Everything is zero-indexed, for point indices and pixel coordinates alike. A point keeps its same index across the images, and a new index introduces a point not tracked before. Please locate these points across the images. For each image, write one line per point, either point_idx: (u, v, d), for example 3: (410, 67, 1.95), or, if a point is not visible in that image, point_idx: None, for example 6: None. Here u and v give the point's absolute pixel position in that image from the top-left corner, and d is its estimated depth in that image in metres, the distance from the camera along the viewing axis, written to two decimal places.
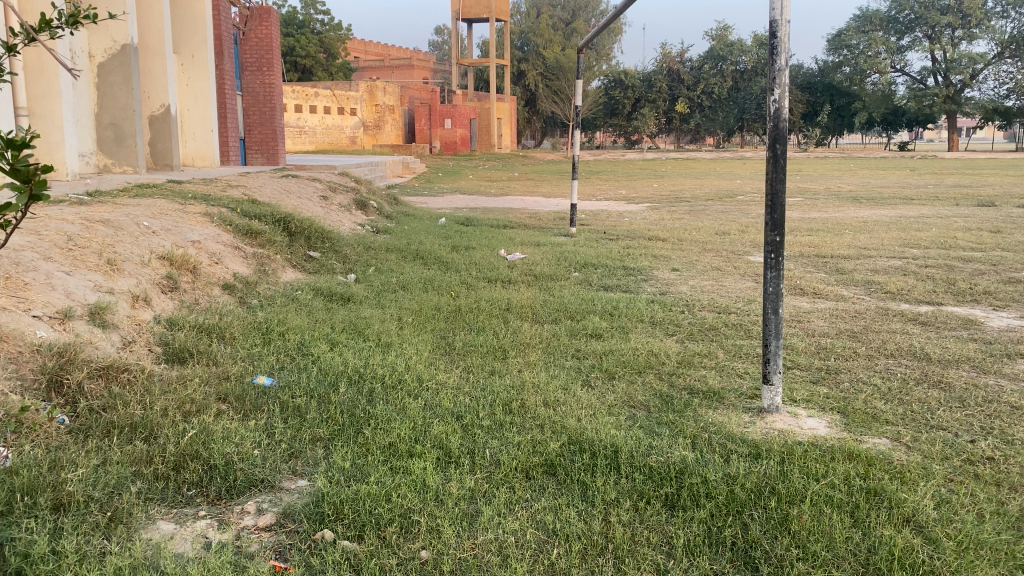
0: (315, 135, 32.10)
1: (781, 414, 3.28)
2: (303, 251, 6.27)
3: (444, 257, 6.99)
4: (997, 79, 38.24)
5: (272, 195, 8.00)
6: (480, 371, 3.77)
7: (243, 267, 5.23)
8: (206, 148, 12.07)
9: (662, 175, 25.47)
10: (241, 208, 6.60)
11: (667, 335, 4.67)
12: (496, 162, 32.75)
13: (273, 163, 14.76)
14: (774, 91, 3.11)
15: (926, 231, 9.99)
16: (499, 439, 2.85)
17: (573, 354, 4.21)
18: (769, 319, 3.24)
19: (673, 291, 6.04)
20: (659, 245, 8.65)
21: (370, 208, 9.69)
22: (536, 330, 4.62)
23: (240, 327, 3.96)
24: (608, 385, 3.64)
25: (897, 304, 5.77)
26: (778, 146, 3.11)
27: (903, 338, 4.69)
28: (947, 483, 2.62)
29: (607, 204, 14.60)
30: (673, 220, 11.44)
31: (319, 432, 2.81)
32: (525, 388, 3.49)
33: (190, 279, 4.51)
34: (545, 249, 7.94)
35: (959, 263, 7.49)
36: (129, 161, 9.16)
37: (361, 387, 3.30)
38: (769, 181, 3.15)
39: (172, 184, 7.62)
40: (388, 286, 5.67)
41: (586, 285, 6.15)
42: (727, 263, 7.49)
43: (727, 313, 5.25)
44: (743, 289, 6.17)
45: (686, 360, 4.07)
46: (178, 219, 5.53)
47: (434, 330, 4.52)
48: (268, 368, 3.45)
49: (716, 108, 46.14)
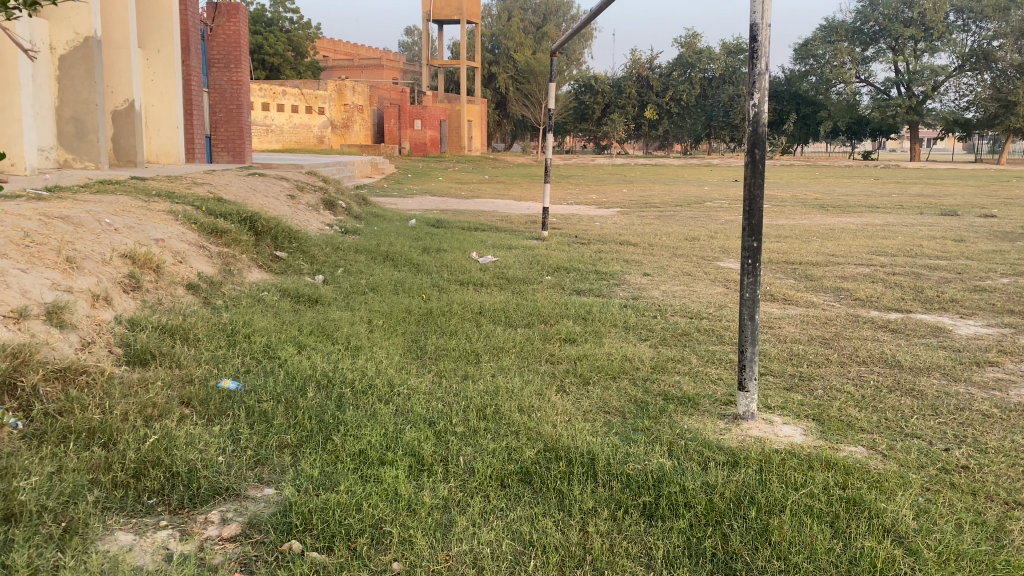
0: (283, 134, 31.71)
1: (756, 420, 3.25)
2: (269, 251, 6.14)
3: (415, 259, 6.90)
4: (957, 91, 39.04)
5: (239, 193, 7.85)
6: (453, 376, 3.69)
7: (208, 266, 5.10)
8: (171, 145, 11.83)
9: (632, 180, 25.58)
10: (207, 206, 6.45)
11: (640, 339, 4.63)
12: (466, 165, 32.67)
13: (239, 161, 14.54)
14: (754, 95, 3.09)
15: (893, 239, 10.12)
16: (473, 447, 2.78)
17: (546, 358, 4.15)
18: (746, 325, 3.20)
19: (645, 295, 6.03)
20: (630, 249, 8.65)
21: (339, 208, 9.57)
22: (509, 334, 4.56)
23: (205, 328, 3.84)
24: (582, 391, 3.59)
25: (867, 310, 5.81)
26: (756, 151, 3.08)
27: (874, 344, 4.71)
28: (924, 493, 2.61)
29: (578, 209, 14.61)
30: (644, 224, 11.47)
31: (286, 438, 2.72)
32: (499, 394, 3.42)
33: (153, 278, 4.37)
34: (517, 252, 7.89)
35: (925, 271, 7.58)
36: (91, 156, 8.94)
37: (330, 391, 3.21)
38: (748, 187, 3.11)
39: (136, 181, 7.44)
40: (357, 287, 5.57)
41: (559, 288, 6.10)
42: (698, 268, 7.50)
43: (699, 319, 5.23)
44: (714, 294, 6.17)
45: (660, 365, 4.03)
46: (141, 217, 5.38)
47: (405, 333, 4.44)
48: (233, 371, 3.34)
49: (684, 115, 46.57)
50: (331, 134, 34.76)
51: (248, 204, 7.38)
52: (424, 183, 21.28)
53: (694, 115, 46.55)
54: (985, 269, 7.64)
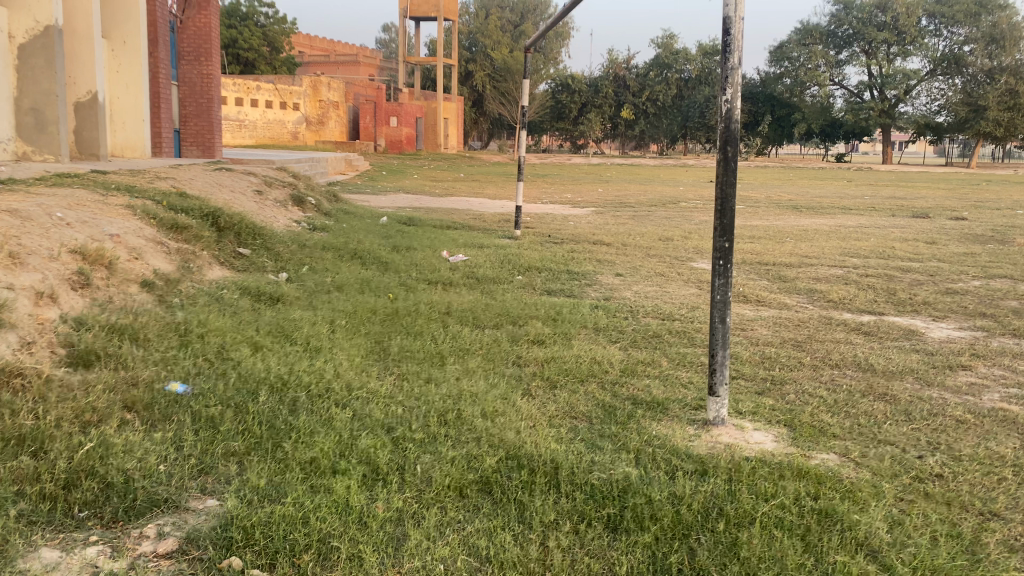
0: (256, 130, 31.29)
1: (726, 426, 3.15)
2: (232, 248, 5.96)
3: (383, 257, 6.75)
4: (929, 95, 39.51)
5: (203, 188, 7.64)
6: (415, 380, 3.56)
7: (166, 263, 4.91)
8: (136, 138, 11.55)
9: (608, 180, 25.54)
10: (168, 201, 6.25)
11: (611, 341, 4.53)
12: (441, 163, 32.49)
13: (209, 156, 14.28)
14: (726, 90, 2.99)
15: (865, 240, 10.12)
16: (432, 454, 2.66)
17: (513, 360, 4.04)
18: (716, 328, 3.10)
19: (617, 296, 5.92)
20: (604, 249, 8.56)
21: (308, 205, 9.39)
22: (476, 335, 4.43)
23: (156, 328, 3.67)
24: (549, 395, 3.48)
25: (840, 313, 5.75)
26: (729, 149, 2.98)
27: (846, 348, 4.65)
28: (898, 503, 2.52)
29: (553, 207, 14.51)
30: (618, 224, 11.39)
31: (233, 445, 2.57)
32: (462, 398, 3.30)
33: (106, 275, 4.18)
34: (488, 250, 7.77)
35: (898, 273, 7.55)
36: (51, 149, 8.71)
37: (284, 395, 3.06)
38: (719, 185, 3.01)
39: (95, 174, 7.21)
40: (321, 286, 5.41)
41: (529, 288, 5.99)
42: (671, 269, 7.42)
43: (671, 320, 5.14)
44: (687, 295, 6.09)
45: (630, 368, 3.93)
46: (97, 211, 5.18)
47: (368, 334, 4.30)
48: (183, 374, 3.18)
49: (660, 116, 46.72)
50: (305, 130, 34.39)
51: (213, 199, 7.19)
52: (398, 180, 21.09)
53: (670, 116, 46.71)
54: (958, 271, 7.63)
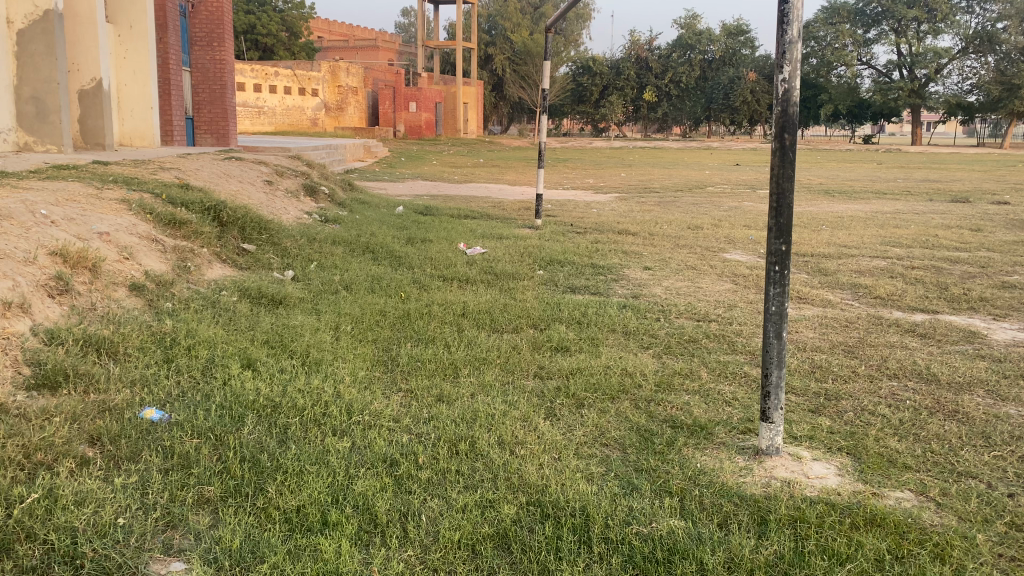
0: (275, 116, 30.91)
1: (781, 456, 2.74)
2: (234, 244, 5.60)
3: (397, 251, 6.37)
4: (960, 74, 38.52)
5: (209, 179, 7.29)
6: (425, 399, 3.18)
7: (159, 263, 4.56)
8: (145, 127, 11.24)
9: (631, 164, 25.01)
10: (168, 193, 5.90)
11: (641, 347, 4.12)
12: (460, 148, 32.12)
13: (223, 144, 13.96)
14: (783, 68, 2.55)
15: (906, 228, 9.59)
16: (440, 500, 2.27)
17: (534, 371, 3.65)
18: (770, 344, 2.69)
19: (647, 294, 5.50)
20: (629, 239, 8.12)
21: (320, 194, 9.03)
22: (494, 341, 4.05)
23: (137, 340, 3.30)
24: (575, 416, 3.08)
25: (890, 311, 5.29)
26: (786, 137, 2.55)
27: (903, 353, 4.20)
28: (997, 563, 2.10)
29: (574, 194, 14.06)
30: (643, 212, 10.94)
31: (206, 491, 2.19)
32: (478, 422, 2.91)
33: (89, 279, 3.82)
34: (507, 242, 7.37)
35: (947, 264, 7.06)
36: (53, 139, 8.40)
37: (273, 422, 2.68)
38: (775, 179, 2.59)
39: (96, 166, 6.89)
40: (328, 285, 5.03)
41: (551, 285, 5.58)
42: (702, 261, 6.97)
43: (707, 322, 4.71)
44: (722, 292, 5.65)
45: (666, 382, 3.53)
46: (88, 207, 4.83)
47: (375, 341, 3.93)
48: (162, 398, 2.81)
49: (683, 98, 45.91)
50: (324, 116, 34.11)
51: (219, 191, 6.84)
52: (417, 167, 20.68)
53: (693, 98, 45.90)
54: (1011, 262, 7.12)
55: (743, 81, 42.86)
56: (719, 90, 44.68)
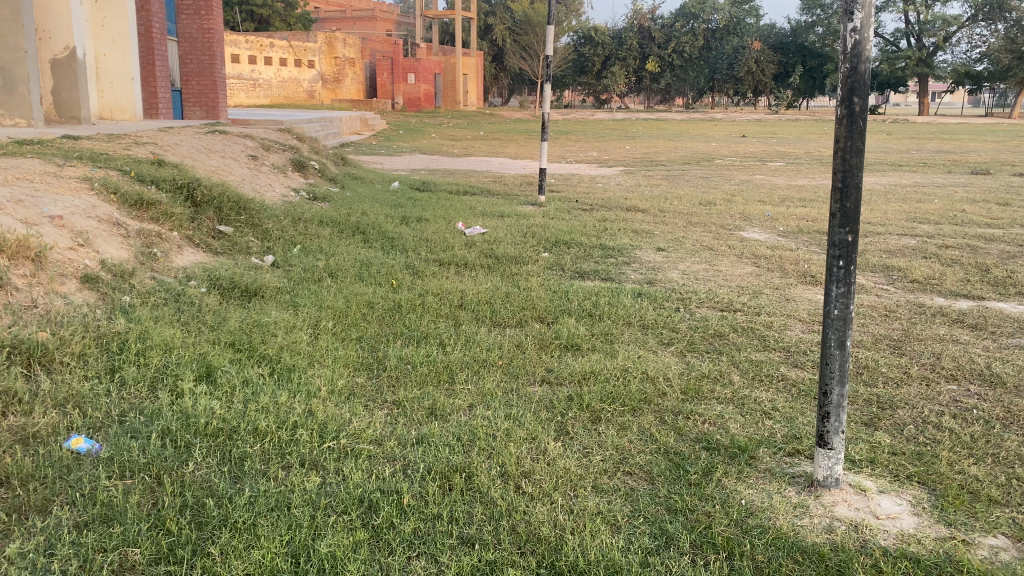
0: (271, 88, 30.09)
1: (842, 489, 2.28)
2: (210, 226, 5.11)
3: (390, 232, 5.88)
4: (969, 42, 37.75)
5: (188, 155, 6.78)
6: (414, 415, 2.72)
7: (120, 250, 4.06)
8: (126, 99, 10.73)
9: (635, 136, 24.42)
10: (138, 171, 5.40)
11: (661, 344, 3.64)
12: (460, 120, 31.47)
13: (212, 117, 13.40)
14: (854, 14, 2.03)
15: (930, 202, 9.08)
16: (428, 564, 1.81)
17: (542, 376, 3.17)
18: (831, 354, 2.21)
19: (663, 279, 5.01)
20: (639, 217, 7.63)
21: (310, 169, 8.51)
22: (494, 338, 3.57)
23: (78, 344, 2.81)
24: (591, 435, 2.61)
25: (931, 297, 4.80)
26: (856, 101, 2.05)
27: (956, 348, 3.72)
28: None
29: (578, 167, 13.54)
30: (651, 186, 10.45)
31: (131, 555, 1.73)
32: (475, 445, 2.45)
33: (30, 271, 3.32)
34: (508, 221, 6.87)
35: (982, 243, 6.56)
36: (21, 111, 7.91)
37: (228, 452, 2.22)
38: (840, 153, 2.10)
39: (65, 140, 6.38)
40: (311, 272, 4.55)
41: (556, 270, 5.10)
42: (719, 241, 6.48)
43: (732, 313, 4.23)
44: (745, 276, 5.17)
45: (693, 389, 3.06)
46: (41, 187, 4.34)
47: (359, 340, 3.45)
48: (97, 423, 2.33)
49: (686, 68, 45.09)
50: (321, 88, 33.40)
51: (197, 168, 6.33)
52: (414, 140, 20.12)
53: (696, 68, 45.16)
54: None
55: (747, 51, 42.04)
56: (723, 60, 43.84)
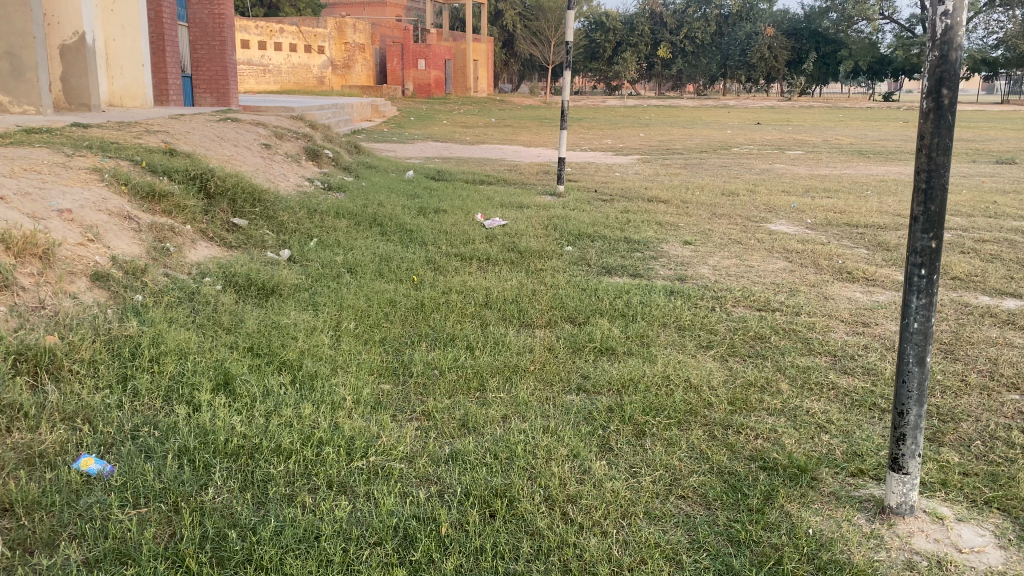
0: (280, 74, 29.86)
1: (917, 517, 2.09)
2: (224, 218, 4.93)
3: (408, 224, 5.69)
4: (987, 28, 37.21)
5: (200, 144, 6.61)
6: (446, 427, 2.54)
7: (131, 245, 3.88)
8: (137, 86, 10.55)
9: (649, 123, 24.14)
10: (149, 161, 5.22)
11: (701, 348, 3.45)
12: (471, 106, 31.22)
13: (224, 104, 13.21)
14: None
15: (959, 193, 8.84)
16: None
17: (578, 384, 2.98)
18: (908, 372, 2.01)
19: (693, 275, 4.81)
20: (662, 208, 7.43)
21: (324, 157, 8.33)
22: (524, 341, 3.38)
23: (88, 350, 2.64)
24: (637, 451, 2.43)
25: (976, 296, 4.59)
26: (944, 93, 1.85)
27: (1013, 353, 3.52)
28: None
29: (593, 155, 13.31)
30: (670, 175, 10.24)
31: None
32: (516, 463, 2.27)
33: (38, 270, 3.13)
34: (529, 212, 6.67)
35: (1019, 236, 6.33)
36: (30, 99, 7.74)
37: (251, 474, 2.04)
38: (925, 151, 1.90)
39: (75, 128, 6.21)
40: (330, 268, 4.37)
41: (583, 265, 4.91)
42: (747, 234, 6.27)
43: (771, 313, 4.03)
44: (779, 273, 4.97)
45: (741, 399, 2.87)
46: (49, 179, 4.16)
47: (383, 344, 3.27)
48: (108, 440, 2.16)
49: (698, 54, 44.65)
50: (331, 74, 33.16)
51: (210, 158, 6.15)
52: (426, 126, 19.91)
53: (709, 54, 44.72)
54: None
55: (760, 37, 41.57)
56: (736, 46, 43.38)
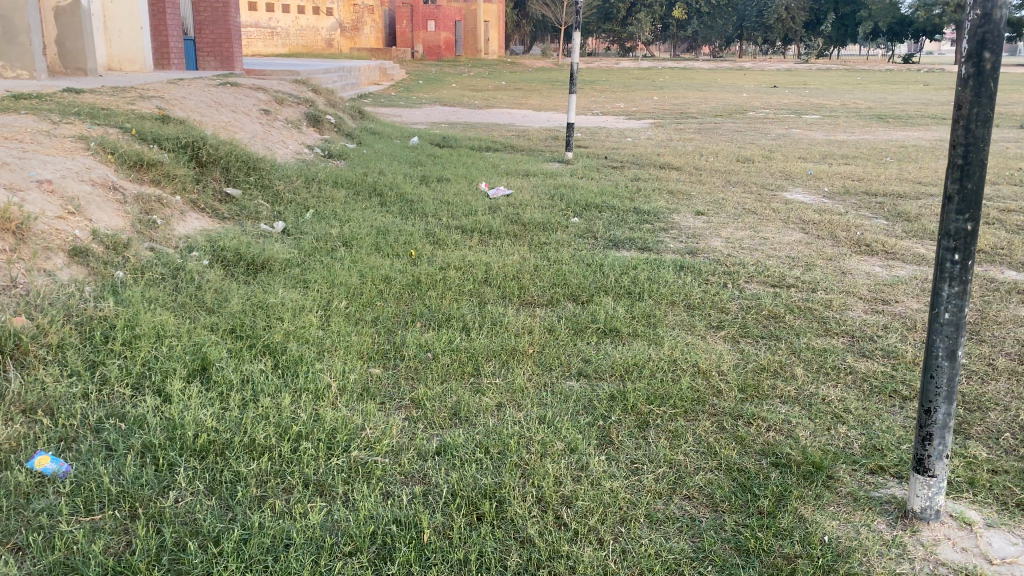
0: (288, 37, 29.39)
1: (943, 523, 1.92)
2: (216, 188, 4.75)
3: (409, 194, 5.49)
4: None
5: (197, 110, 6.41)
6: (436, 418, 2.38)
7: (115, 218, 3.71)
8: (136, 49, 10.32)
9: (662, 86, 23.72)
10: (140, 128, 5.03)
11: (711, 329, 3.27)
12: (482, 70, 30.71)
13: (227, 68, 12.96)
14: None
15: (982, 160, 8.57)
16: None
17: (578, 369, 2.81)
18: (937, 366, 1.82)
19: (705, 248, 4.61)
20: (673, 176, 7.19)
21: (326, 123, 8.12)
22: (523, 320, 3.21)
23: (57, 333, 2.49)
24: (639, 445, 2.27)
25: (1002, 270, 4.38)
26: (986, 56, 1.63)
27: None
28: None
29: (604, 120, 13.02)
30: (683, 141, 9.98)
31: None
32: (508, 459, 2.11)
33: (11, 246, 2.96)
34: (535, 181, 6.47)
35: None
36: (23, 63, 7.54)
37: (219, 475, 1.89)
38: (962, 123, 1.69)
39: (67, 94, 6.01)
40: (325, 241, 4.20)
41: (589, 238, 4.72)
42: (761, 203, 6.05)
43: (786, 290, 3.83)
44: (795, 245, 4.76)
45: (752, 386, 2.69)
46: (30, 148, 3.98)
47: (374, 324, 3.10)
48: (69, 436, 2.01)
49: (714, 15, 43.80)
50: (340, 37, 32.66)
51: (206, 125, 5.95)
52: (434, 90, 19.58)
53: (724, 15, 43.87)
54: None
55: None
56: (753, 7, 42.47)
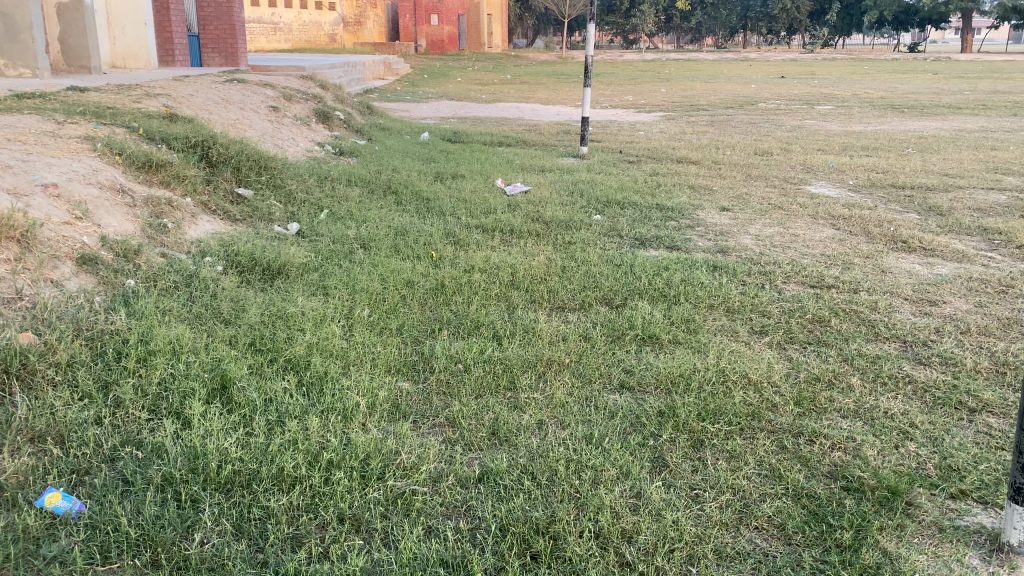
0: (291, 33, 29.13)
1: None
2: (227, 189, 4.58)
3: (425, 192, 5.32)
4: None
5: (204, 107, 6.24)
6: (474, 438, 2.21)
7: (124, 223, 3.54)
8: (140, 46, 10.15)
9: (669, 77, 23.49)
10: (147, 128, 4.86)
11: (755, 335, 3.08)
12: (486, 63, 30.46)
13: (232, 64, 12.77)
14: None
15: (1005, 150, 8.37)
16: None
17: (620, 381, 2.63)
18: None
19: (736, 246, 4.43)
20: (692, 170, 7.01)
21: (335, 119, 7.94)
22: (556, 327, 3.03)
23: (67, 351, 2.32)
24: (696, 467, 2.09)
25: None
26: None
27: None
28: None
29: (615, 113, 12.81)
30: (697, 134, 9.78)
31: None
32: (558, 487, 1.94)
33: (16, 255, 2.79)
34: (552, 177, 6.29)
35: None
36: (26, 62, 7.38)
37: (247, 511, 1.73)
38: None
39: (70, 93, 5.83)
40: (342, 244, 4.03)
41: (615, 236, 4.54)
42: (786, 198, 5.87)
43: (826, 291, 3.65)
44: (829, 242, 4.58)
45: (809, 399, 2.51)
46: (33, 150, 3.81)
47: (399, 333, 2.93)
48: (82, 467, 1.85)
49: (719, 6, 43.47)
50: (342, 32, 32.42)
51: (214, 123, 5.78)
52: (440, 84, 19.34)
53: None
54: None
55: None
56: None
